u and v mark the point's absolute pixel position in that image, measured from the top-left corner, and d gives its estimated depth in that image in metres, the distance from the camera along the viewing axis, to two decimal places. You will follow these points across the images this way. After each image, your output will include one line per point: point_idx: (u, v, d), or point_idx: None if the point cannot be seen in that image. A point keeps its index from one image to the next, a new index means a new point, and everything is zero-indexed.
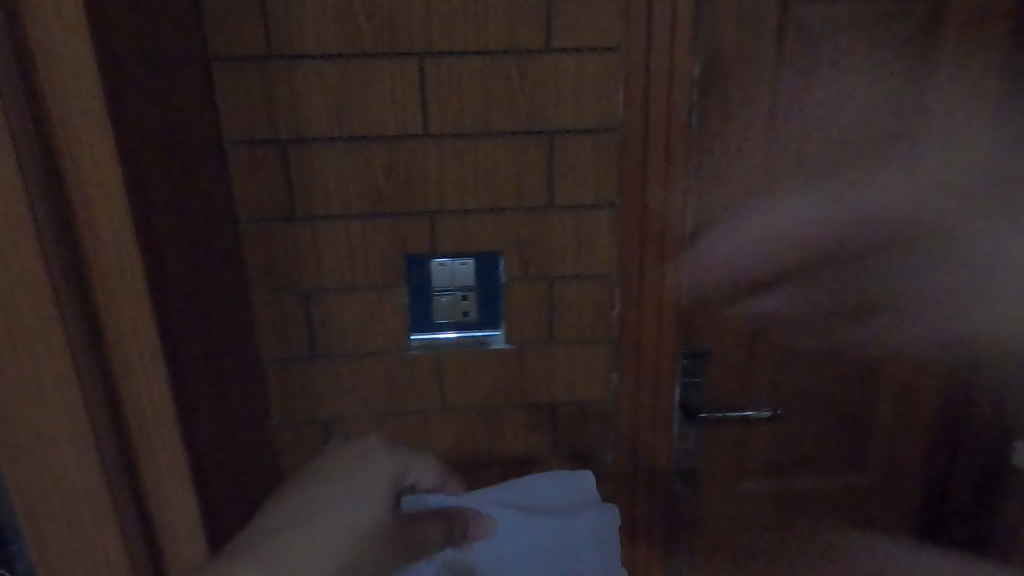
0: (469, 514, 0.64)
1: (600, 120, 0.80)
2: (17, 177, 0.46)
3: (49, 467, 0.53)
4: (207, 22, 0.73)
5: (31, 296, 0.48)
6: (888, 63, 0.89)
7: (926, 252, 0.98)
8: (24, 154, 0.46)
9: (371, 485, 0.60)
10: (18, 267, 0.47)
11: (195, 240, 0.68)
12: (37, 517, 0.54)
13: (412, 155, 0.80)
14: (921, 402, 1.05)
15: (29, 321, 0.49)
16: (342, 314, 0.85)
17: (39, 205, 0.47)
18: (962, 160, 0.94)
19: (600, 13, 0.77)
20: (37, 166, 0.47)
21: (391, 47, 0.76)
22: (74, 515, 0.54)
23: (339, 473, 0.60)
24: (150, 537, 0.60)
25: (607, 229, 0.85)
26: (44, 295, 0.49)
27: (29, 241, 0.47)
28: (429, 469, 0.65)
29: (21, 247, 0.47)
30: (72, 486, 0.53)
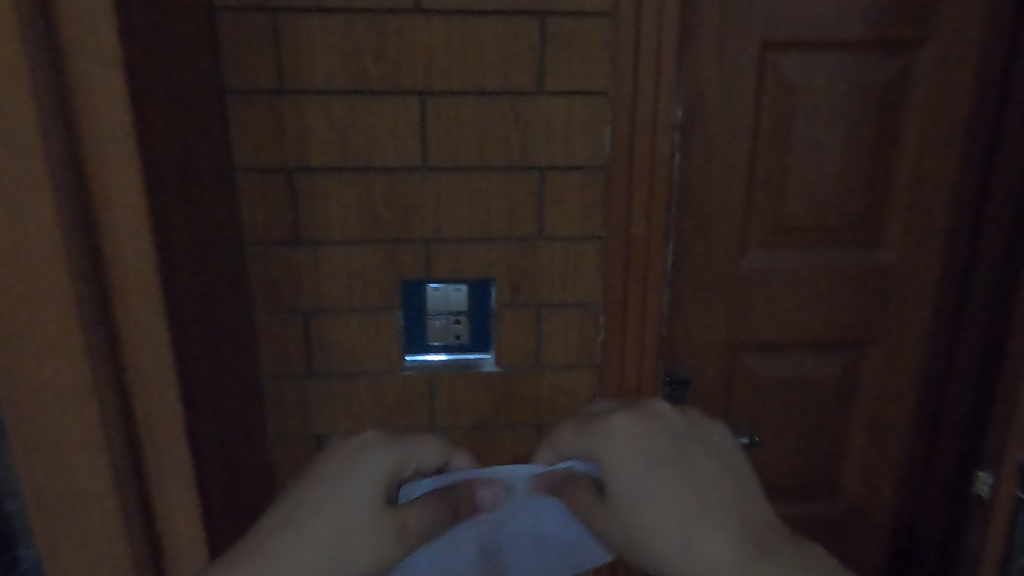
0: (468, 491, 0.63)
1: (588, 158, 0.85)
2: (49, 191, 0.48)
3: (62, 476, 0.54)
4: (222, 56, 0.79)
5: (57, 306, 0.50)
6: (860, 111, 0.96)
7: (895, 286, 1.05)
8: (56, 171, 0.48)
9: (362, 483, 0.62)
10: (47, 278, 0.49)
11: (205, 258, 0.72)
12: (48, 525, 0.55)
13: (411, 184, 0.85)
14: (888, 426, 1.13)
15: (53, 329, 0.50)
16: (340, 333, 0.90)
17: (68, 219, 0.50)
18: (928, 202, 1.02)
19: (590, 58, 0.82)
20: (68, 182, 0.50)
21: (394, 84, 0.81)
22: (85, 524, 0.55)
23: (331, 467, 0.62)
24: (156, 545, 0.61)
25: (593, 258, 0.89)
26: (69, 305, 0.50)
27: (58, 254, 0.49)
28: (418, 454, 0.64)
29: (50, 259, 0.49)
30: (85, 494, 0.54)
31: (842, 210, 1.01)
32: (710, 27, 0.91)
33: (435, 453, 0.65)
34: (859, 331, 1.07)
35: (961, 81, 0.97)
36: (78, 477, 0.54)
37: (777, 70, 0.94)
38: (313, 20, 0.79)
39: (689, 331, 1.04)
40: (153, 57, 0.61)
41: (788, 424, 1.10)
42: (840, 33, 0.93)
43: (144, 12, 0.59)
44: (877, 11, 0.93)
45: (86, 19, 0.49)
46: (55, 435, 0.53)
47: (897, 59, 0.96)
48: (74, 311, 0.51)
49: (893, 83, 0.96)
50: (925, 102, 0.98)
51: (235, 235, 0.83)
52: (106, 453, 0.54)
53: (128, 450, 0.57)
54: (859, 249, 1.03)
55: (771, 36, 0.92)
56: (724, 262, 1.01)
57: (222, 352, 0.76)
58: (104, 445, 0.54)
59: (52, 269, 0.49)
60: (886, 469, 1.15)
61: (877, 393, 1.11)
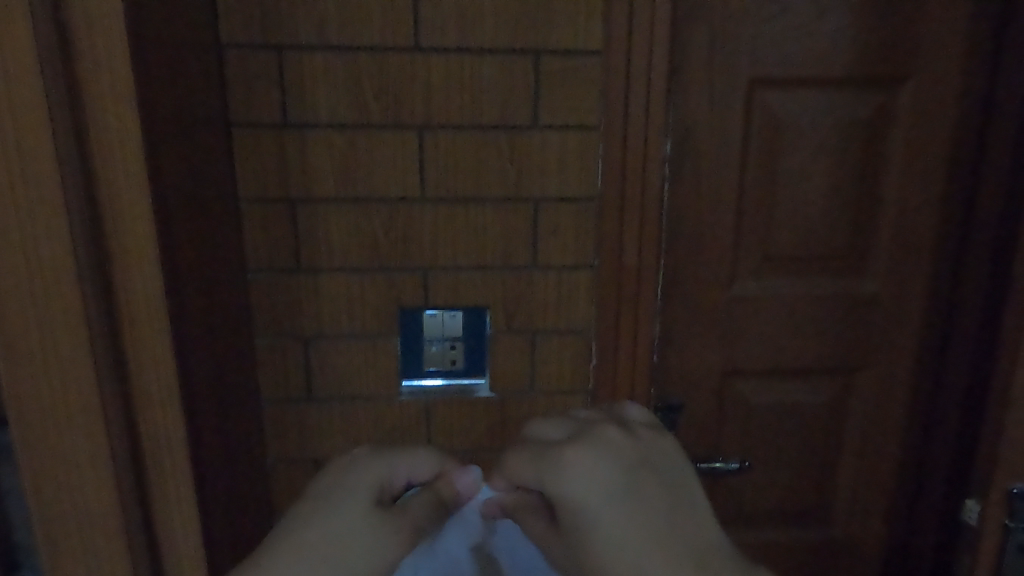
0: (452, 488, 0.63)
1: (580, 190, 0.88)
2: (65, 218, 0.50)
3: (66, 495, 0.55)
4: (229, 89, 0.82)
5: (69, 329, 0.52)
6: (846, 145, 1.00)
7: (880, 315, 1.08)
8: (73, 199, 0.51)
9: (357, 495, 0.59)
10: (60, 302, 0.51)
11: (210, 284, 0.75)
12: (52, 546, 0.56)
13: (410, 214, 0.88)
14: (877, 452, 1.14)
15: (63, 351, 0.52)
16: (340, 358, 0.92)
17: (82, 245, 0.51)
18: (912, 233, 1.05)
19: (583, 94, 0.85)
20: (83, 210, 0.52)
21: (394, 118, 0.84)
22: (86, 542, 0.56)
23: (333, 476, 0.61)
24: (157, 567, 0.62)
25: (586, 285, 0.92)
26: (82, 329, 0.52)
27: (71, 278, 0.51)
28: (416, 466, 0.64)
29: (64, 283, 0.51)
30: (88, 512, 0.56)
31: (828, 241, 1.03)
32: (699, 64, 0.94)
33: (426, 465, 0.64)
34: (847, 359, 1.09)
35: (943, 116, 1.00)
36: (86, 502, 0.55)
37: (764, 105, 0.97)
38: (317, 57, 0.82)
39: (680, 357, 1.06)
40: (164, 90, 0.64)
41: (779, 449, 1.12)
42: (825, 70, 0.96)
43: (158, 50, 0.62)
44: (861, 49, 0.96)
45: (104, 62, 0.51)
46: (65, 461, 0.54)
47: (881, 95, 0.99)
48: (86, 341, 0.53)
49: (877, 118, 1.00)
50: (908, 136, 1.01)
51: (238, 261, 0.85)
52: (114, 480, 0.56)
53: (135, 476, 0.58)
54: (846, 279, 1.06)
55: (758, 72, 0.96)
56: (714, 291, 1.04)
57: (224, 376, 0.78)
58: (111, 472, 0.55)
59: (66, 299, 0.51)
60: (876, 495, 1.17)
61: (866, 420, 1.13)
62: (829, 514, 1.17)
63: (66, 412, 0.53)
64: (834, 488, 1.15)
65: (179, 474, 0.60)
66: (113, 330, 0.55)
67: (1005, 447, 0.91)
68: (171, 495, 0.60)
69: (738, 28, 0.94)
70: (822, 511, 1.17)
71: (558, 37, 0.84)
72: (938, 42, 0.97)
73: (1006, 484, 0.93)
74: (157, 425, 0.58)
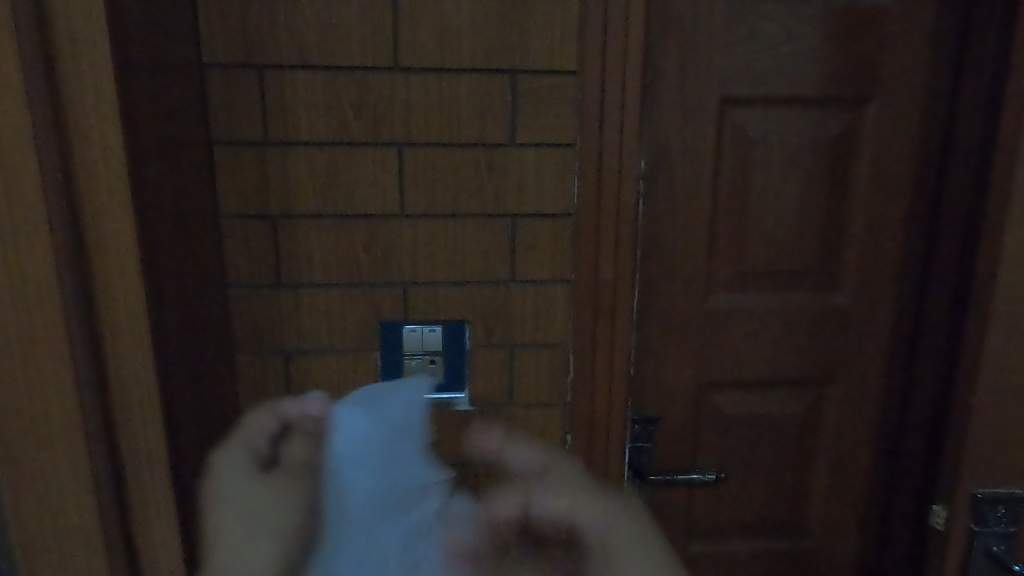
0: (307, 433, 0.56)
1: (557, 205, 0.90)
2: (47, 233, 0.51)
3: (44, 509, 0.55)
4: (210, 106, 0.83)
5: (50, 343, 0.52)
6: (814, 161, 1.02)
7: (850, 326, 1.10)
8: (56, 214, 0.51)
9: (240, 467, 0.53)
10: (41, 315, 0.51)
11: (191, 298, 0.75)
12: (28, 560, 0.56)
13: (390, 230, 0.89)
14: (849, 462, 1.17)
15: (44, 364, 0.52)
16: (319, 373, 0.92)
17: (64, 260, 0.52)
18: (879, 246, 1.08)
19: (560, 112, 0.88)
20: (66, 226, 0.52)
21: (374, 136, 0.86)
22: (61, 556, 0.56)
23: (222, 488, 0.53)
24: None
25: (563, 299, 0.93)
26: (64, 342, 0.52)
27: (53, 292, 0.51)
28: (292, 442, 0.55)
29: (46, 296, 0.51)
30: (67, 526, 0.55)
31: (798, 255, 1.06)
32: (671, 84, 0.97)
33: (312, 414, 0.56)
34: (819, 370, 1.12)
35: (907, 135, 1.04)
36: (64, 515, 0.55)
37: (735, 123, 1.00)
38: (298, 75, 0.83)
39: (657, 370, 1.08)
40: (146, 106, 0.65)
41: (753, 460, 1.14)
42: (793, 90, 0.99)
43: (140, 66, 0.63)
44: (826, 70, 1.00)
45: (89, 82, 0.52)
46: (45, 474, 0.54)
47: (847, 114, 1.02)
48: (67, 353, 0.53)
49: (843, 136, 1.03)
50: (874, 152, 1.04)
51: (218, 277, 0.86)
52: (94, 493, 0.56)
53: (115, 490, 0.58)
54: (816, 292, 1.09)
55: (729, 91, 0.98)
56: (689, 304, 1.06)
57: (203, 392, 0.78)
58: (91, 486, 0.55)
59: (48, 313, 0.52)
60: (849, 504, 1.19)
61: (837, 430, 1.15)
62: (804, 524, 1.19)
63: (47, 424, 0.53)
64: (807, 497, 1.17)
65: (159, 487, 0.60)
66: (94, 342, 0.56)
67: (968, 453, 0.94)
68: (150, 511, 0.60)
69: (708, 48, 0.97)
70: (797, 522, 1.19)
71: (535, 57, 0.86)
72: (899, 63, 1.01)
73: (971, 489, 0.95)
74: (140, 438, 0.59)
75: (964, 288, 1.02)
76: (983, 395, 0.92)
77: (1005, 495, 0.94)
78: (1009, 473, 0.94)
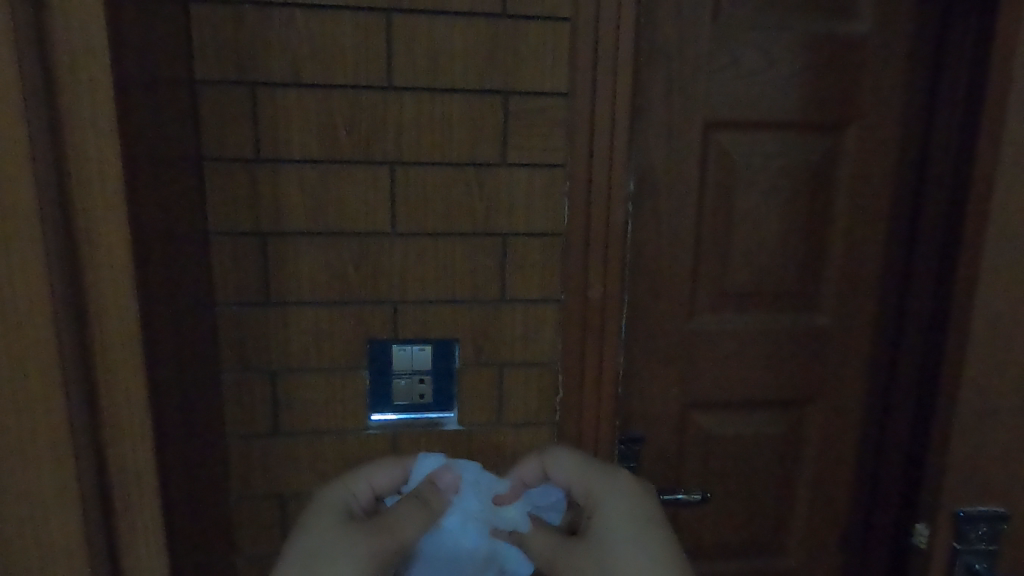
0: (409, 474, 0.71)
1: (547, 226, 0.91)
2: (40, 244, 0.50)
3: (28, 524, 0.53)
4: (200, 120, 0.82)
5: (38, 355, 0.51)
6: (796, 183, 1.04)
7: (831, 347, 1.12)
8: (51, 225, 0.51)
9: (323, 519, 0.64)
10: (30, 324, 0.50)
11: (178, 316, 0.74)
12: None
13: (378, 249, 0.89)
14: (830, 482, 1.18)
15: (31, 376, 0.51)
16: (306, 393, 0.92)
17: (55, 270, 0.51)
18: (858, 267, 1.10)
19: (550, 133, 0.88)
20: (58, 237, 0.51)
21: (365, 154, 0.86)
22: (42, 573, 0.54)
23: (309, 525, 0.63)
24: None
25: (553, 317, 0.94)
26: (52, 355, 0.51)
27: (43, 302, 0.51)
28: (380, 474, 0.70)
29: (37, 308, 0.50)
30: (48, 543, 0.54)
31: (781, 278, 1.08)
32: (657, 108, 0.99)
33: (386, 476, 0.70)
34: (801, 391, 1.13)
35: (884, 158, 1.07)
36: (48, 533, 0.54)
37: (719, 147, 1.02)
38: (290, 93, 0.83)
39: (642, 389, 1.09)
40: (139, 123, 0.64)
41: (737, 479, 1.15)
42: (775, 115, 1.02)
43: (134, 80, 0.63)
44: (807, 95, 1.02)
45: (87, 95, 0.52)
46: (29, 496, 0.53)
47: (827, 140, 1.05)
48: (57, 369, 0.52)
49: (824, 161, 1.05)
50: (854, 175, 1.06)
51: (206, 294, 0.85)
52: (79, 514, 0.54)
53: (100, 509, 0.57)
54: (798, 314, 1.11)
55: (713, 117, 1.01)
56: (673, 326, 1.07)
57: (189, 405, 0.77)
58: (77, 504, 0.54)
59: (39, 324, 0.51)
60: (831, 523, 1.20)
61: (819, 448, 1.16)
62: (786, 543, 1.20)
63: (30, 443, 0.52)
64: (789, 518, 1.18)
65: (147, 506, 0.59)
66: (84, 357, 0.55)
67: (951, 469, 0.95)
68: (138, 530, 0.59)
69: (692, 75, 0.99)
70: (780, 541, 1.19)
71: (527, 78, 0.87)
72: (876, 92, 1.04)
73: (953, 507, 0.96)
74: (129, 457, 0.58)
75: (944, 291, 1.04)
76: (963, 416, 0.93)
77: (985, 514, 0.96)
78: (990, 490, 0.96)
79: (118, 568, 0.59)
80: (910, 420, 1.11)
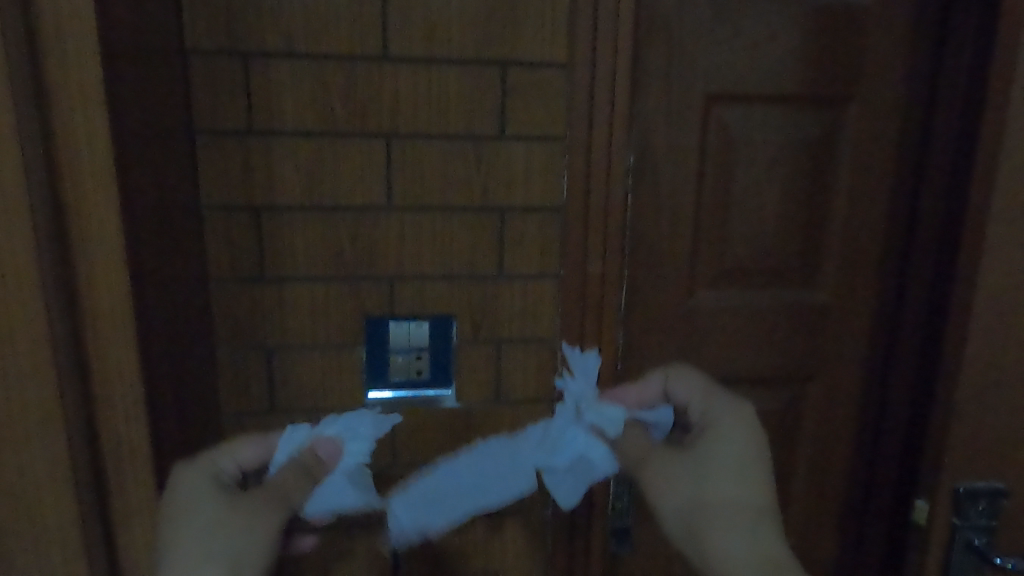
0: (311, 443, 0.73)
1: (546, 200, 0.90)
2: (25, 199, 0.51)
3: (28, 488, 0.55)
4: (191, 91, 0.80)
5: (21, 305, 0.52)
6: (797, 157, 1.03)
7: (835, 321, 1.12)
8: (38, 186, 0.51)
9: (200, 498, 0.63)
10: (13, 275, 0.51)
11: (171, 291, 0.73)
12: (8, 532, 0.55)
13: (374, 223, 0.87)
14: (829, 458, 1.18)
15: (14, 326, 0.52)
16: (302, 370, 0.91)
17: (42, 225, 0.52)
18: (860, 243, 1.09)
19: (548, 105, 0.87)
20: (44, 196, 0.52)
21: (361, 127, 0.84)
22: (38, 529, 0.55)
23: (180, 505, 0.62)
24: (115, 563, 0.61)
25: (552, 292, 0.93)
26: (38, 308, 0.52)
27: (27, 255, 0.51)
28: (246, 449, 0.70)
29: (19, 257, 0.51)
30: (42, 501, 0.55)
31: (781, 253, 1.07)
32: (657, 80, 0.98)
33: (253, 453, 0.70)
34: (802, 368, 1.13)
35: (888, 133, 1.05)
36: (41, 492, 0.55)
37: (720, 121, 1.01)
38: (284, 63, 0.82)
39: (642, 366, 1.08)
40: (128, 88, 0.63)
41: None
42: (776, 87, 1.00)
43: (122, 44, 0.61)
44: (809, 67, 1.01)
45: (72, 55, 0.51)
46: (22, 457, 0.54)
47: (829, 113, 1.03)
48: (44, 323, 0.53)
49: (826, 136, 1.04)
50: (856, 149, 1.05)
51: (199, 269, 0.84)
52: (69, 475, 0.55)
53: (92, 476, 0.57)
54: (797, 291, 1.10)
55: (713, 89, 0.99)
56: (672, 303, 1.06)
57: (183, 379, 0.76)
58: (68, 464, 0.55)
59: (23, 276, 0.52)
60: (830, 500, 1.20)
61: (818, 424, 1.16)
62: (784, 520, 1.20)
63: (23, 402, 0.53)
64: (787, 495, 1.18)
65: None
66: (73, 318, 0.56)
67: (951, 446, 0.95)
68: (131, 490, 0.60)
69: (694, 46, 0.97)
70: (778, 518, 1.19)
71: (525, 48, 0.85)
72: (879, 65, 1.03)
73: (952, 483, 0.96)
74: None
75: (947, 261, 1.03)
76: (964, 392, 0.93)
77: (986, 489, 0.95)
78: (990, 466, 0.95)
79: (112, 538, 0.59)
80: (910, 391, 1.11)
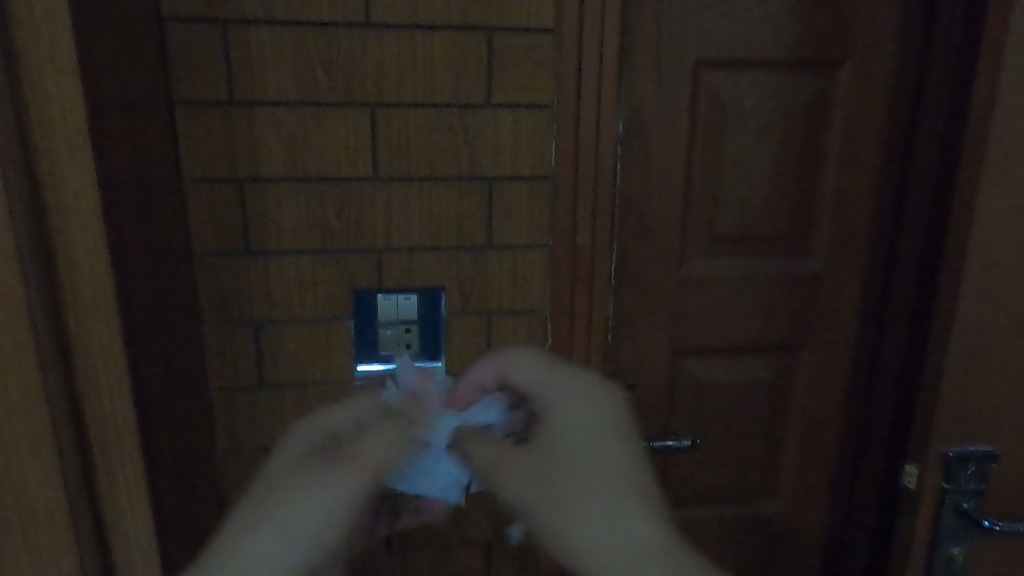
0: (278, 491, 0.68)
1: (535, 169, 0.88)
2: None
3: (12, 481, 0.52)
4: (169, 60, 0.78)
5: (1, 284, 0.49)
6: (787, 123, 1.02)
7: (824, 288, 1.11)
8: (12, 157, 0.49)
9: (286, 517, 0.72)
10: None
11: (154, 264, 0.72)
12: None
13: (360, 195, 0.86)
14: (819, 425, 1.18)
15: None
16: (290, 344, 0.90)
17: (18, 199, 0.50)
18: (850, 210, 1.08)
19: (536, 72, 0.85)
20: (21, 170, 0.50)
21: (345, 96, 0.83)
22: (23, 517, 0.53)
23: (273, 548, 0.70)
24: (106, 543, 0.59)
25: (542, 262, 0.92)
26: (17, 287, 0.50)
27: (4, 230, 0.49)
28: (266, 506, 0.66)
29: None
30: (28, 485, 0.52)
31: (771, 221, 1.06)
32: (646, 46, 0.96)
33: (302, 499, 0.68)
34: (792, 336, 1.13)
35: (879, 98, 1.04)
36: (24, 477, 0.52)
37: (710, 87, 0.99)
38: (264, 31, 0.80)
39: (632, 336, 1.08)
40: (103, 55, 0.61)
41: (728, 424, 1.15)
42: (767, 53, 0.99)
43: (96, 9, 0.60)
44: (800, 31, 0.99)
45: (42, 23, 0.49)
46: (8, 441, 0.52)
47: (820, 78, 1.02)
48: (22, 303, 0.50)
49: (817, 101, 1.03)
50: (846, 114, 1.04)
51: (183, 241, 0.82)
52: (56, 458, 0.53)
53: (78, 454, 0.56)
54: (787, 259, 1.09)
55: (703, 54, 0.98)
56: (662, 272, 1.05)
57: (169, 354, 0.75)
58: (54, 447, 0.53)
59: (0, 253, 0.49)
60: (820, 467, 1.20)
61: (808, 392, 1.16)
62: (774, 486, 1.21)
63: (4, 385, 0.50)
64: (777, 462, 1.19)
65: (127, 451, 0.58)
66: (53, 298, 0.53)
67: (941, 411, 0.95)
68: (118, 471, 0.58)
69: (683, 11, 0.96)
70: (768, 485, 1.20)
71: (511, 14, 0.83)
72: (871, 29, 1.01)
73: (942, 447, 0.97)
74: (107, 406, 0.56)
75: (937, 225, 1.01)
76: (954, 358, 0.93)
77: (975, 453, 0.96)
78: (980, 430, 0.96)
79: (98, 514, 0.58)
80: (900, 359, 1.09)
